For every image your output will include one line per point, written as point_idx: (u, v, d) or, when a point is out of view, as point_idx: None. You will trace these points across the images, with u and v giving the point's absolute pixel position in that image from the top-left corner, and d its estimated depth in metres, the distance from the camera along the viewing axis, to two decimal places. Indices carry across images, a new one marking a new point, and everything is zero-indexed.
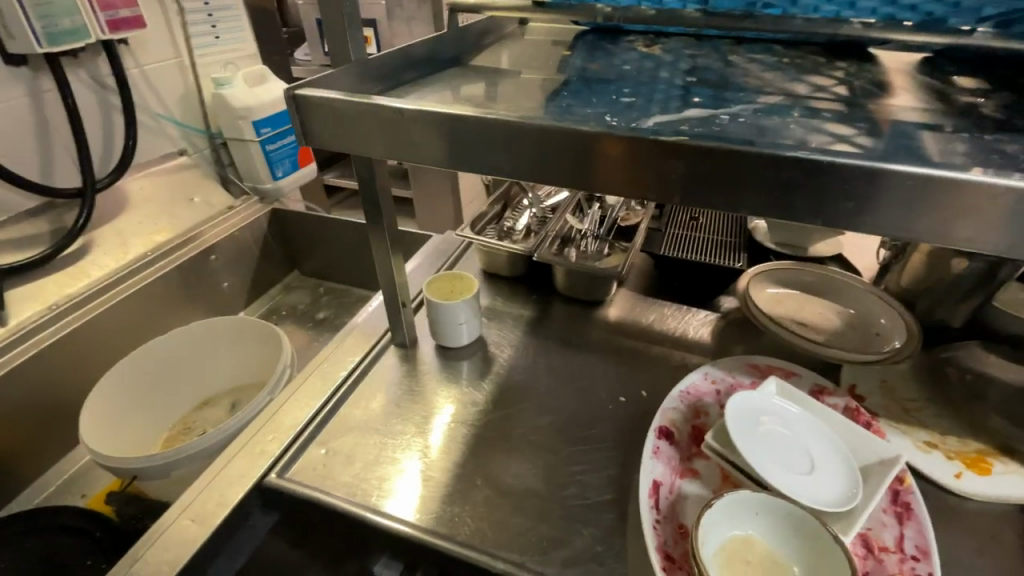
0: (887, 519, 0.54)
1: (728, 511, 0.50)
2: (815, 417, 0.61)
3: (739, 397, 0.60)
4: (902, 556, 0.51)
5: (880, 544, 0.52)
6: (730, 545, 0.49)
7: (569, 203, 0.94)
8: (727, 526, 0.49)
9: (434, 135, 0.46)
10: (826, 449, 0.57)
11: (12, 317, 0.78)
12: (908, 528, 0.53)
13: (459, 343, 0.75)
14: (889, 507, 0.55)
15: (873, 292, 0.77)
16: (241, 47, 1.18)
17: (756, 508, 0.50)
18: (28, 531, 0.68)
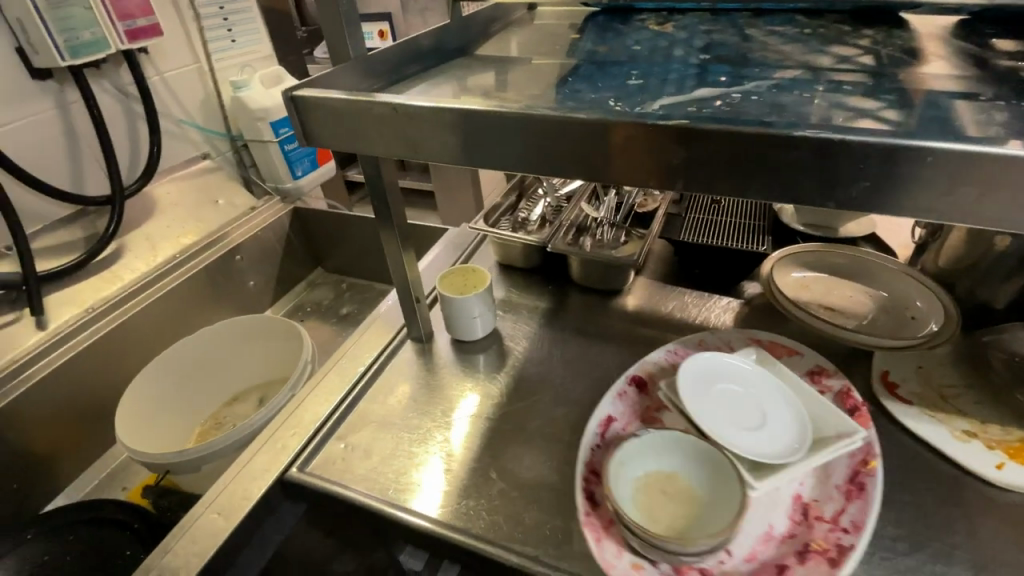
0: (838, 495, 0.53)
1: (658, 443, 0.54)
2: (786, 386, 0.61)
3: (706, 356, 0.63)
4: (833, 527, 0.51)
5: (816, 513, 0.52)
6: (651, 474, 0.53)
7: (584, 191, 0.93)
8: (652, 456, 0.54)
9: (433, 128, 0.45)
10: (784, 417, 0.58)
11: (51, 321, 0.83)
12: (852, 505, 0.52)
13: (475, 336, 0.75)
14: (842, 484, 0.54)
15: (909, 274, 0.73)
16: (257, 49, 1.20)
17: (683, 448, 0.53)
18: (70, 525, 0.72)
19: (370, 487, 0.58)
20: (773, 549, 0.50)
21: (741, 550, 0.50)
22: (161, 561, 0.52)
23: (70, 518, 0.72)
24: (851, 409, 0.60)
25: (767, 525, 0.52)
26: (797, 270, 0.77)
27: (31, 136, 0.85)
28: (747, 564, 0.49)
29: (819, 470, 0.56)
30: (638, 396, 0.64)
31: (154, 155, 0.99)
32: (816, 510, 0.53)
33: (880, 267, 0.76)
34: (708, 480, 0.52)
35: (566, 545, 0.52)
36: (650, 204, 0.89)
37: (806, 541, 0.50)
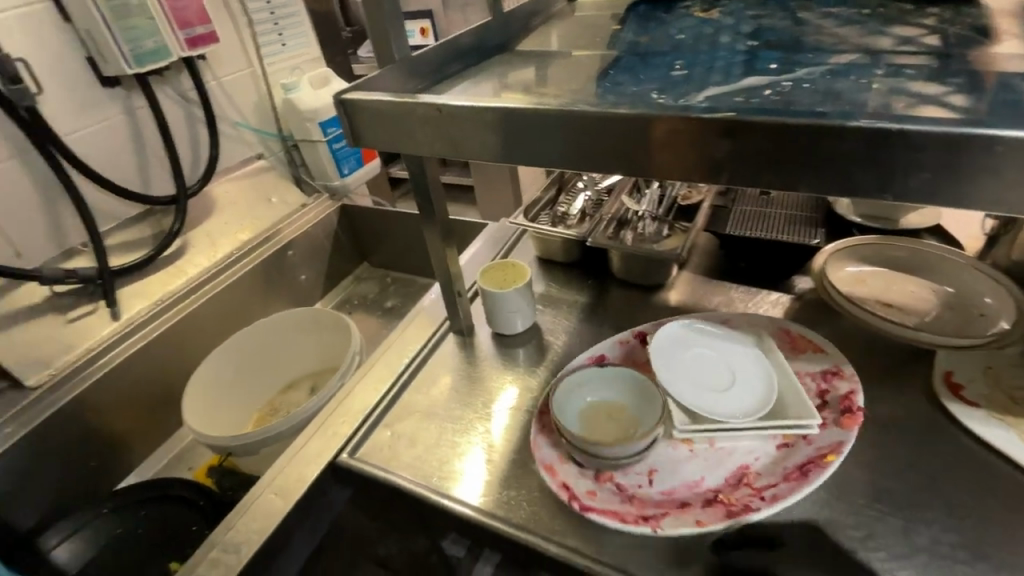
0: (779, 474, 0.54)
1: (620, 379, 0.61)
2: (769, 365, 0.63)
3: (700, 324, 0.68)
4: (753, 493, 0.53)
5: (748, 478, 0.55)
6: (602, 401, 0.61)
7: (625, 184, 0.92)
8: (609, 387, 0.61)
9: (474, 126, 0.46)
10: (751, 390, 0.61)
11: (125, 313, 0.89)
12: (784, 483, 0.53)
13: (515, 330, 0.76)
14: (789, 465, 0.55)
15: (979, 266, 0.69)
16: (306, 52, 1.24)
17: (638, 388, 0.60)
18: (143, 501, 0.78)
19: (415, 474, 0.60)
20: (692, 491, 0.54)
21: (661, 485, 0.55)
22: (224, 536, 0.56)
23: (142, 495, 0.78)
24: (843, 409, 0.58)
25: (697, 473, 0.56)
26: (854, 265, 0.74)
27: (105, 140, 0.92)
28: (657, 496, 0.54)
29: (779, 450, 0.56)
30: (638, 347, 0.69)
31: (213, 156, 1.05)
32: (750, 479, 0.54)
33: (946, 258, 0.71)
34: (644, 415, 0.58)
35: (606, 539, 0.52)
36: (694, 196, 0.87)
37: (722, 496, 0.53)
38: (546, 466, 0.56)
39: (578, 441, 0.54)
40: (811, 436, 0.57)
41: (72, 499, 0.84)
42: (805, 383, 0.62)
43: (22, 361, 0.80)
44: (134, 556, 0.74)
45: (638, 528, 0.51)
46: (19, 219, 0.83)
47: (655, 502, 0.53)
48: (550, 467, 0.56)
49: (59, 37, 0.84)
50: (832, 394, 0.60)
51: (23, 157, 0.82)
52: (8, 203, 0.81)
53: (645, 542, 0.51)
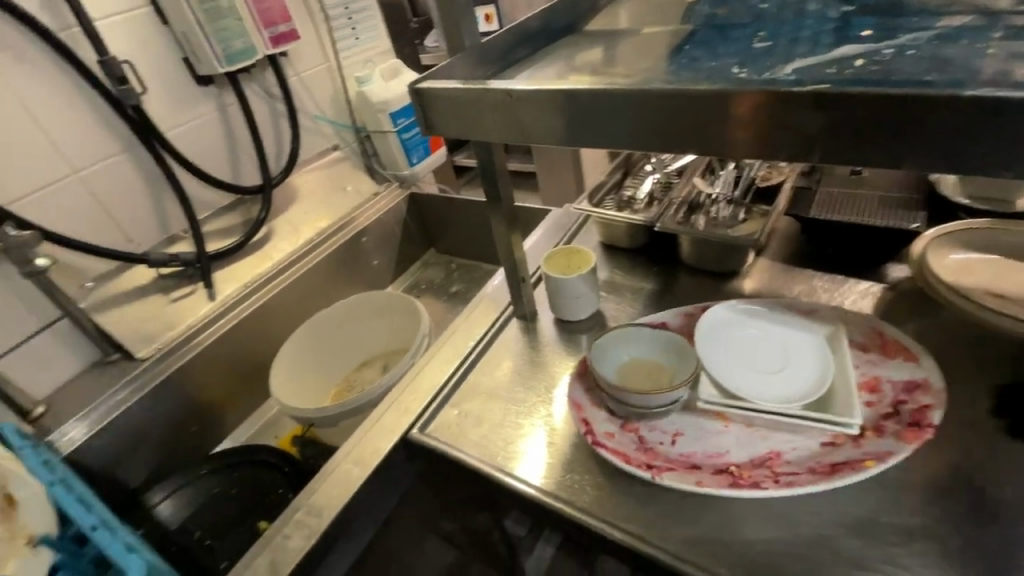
0: (806, 467, 0.51)
1: (663, 341, 0.61)
2: (831, 359, 0.58)
3: (761, 306, 0.65)
4: (771, 475, 0.51)
5: (772, 460, 0.52)
6: (640, 359, 0.62)
7: (697, 166, 0.88)
8: (650, 346, 0.62)
9: (544, 110, 0.46)
10: (799, 381, 0.57)
11: (220, 294, 0.98)
12: (807, 476, 0.50)
13: (579, 316, 0.75)
14: (822, 461, 0.51)
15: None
16: (377, 44, 1.29)
17: (676, 350, 0.60)
18: (237, 464, 0.86)
19: (480, 453, 0.62)
20: (710, 460, 0.54)
21: (682, 448, 0.55)
22: (308, 499, 0.61)
23: (235, 460, 0.86)
24: (911, 422, 0.52)
25: (722, 445, 0.55)
26: (962, 250, 0.66)
27: (203, 136, 1.01)
28: (672, 455, 0.55)
29: (822, 447, 0.52)
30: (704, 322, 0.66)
31: (294, 149, 1.12)
32: (774, 464, 0.52)
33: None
34: (678, 375, 0.58)
35: (673, 529, 0.51)
36: (774, 177, 0.82)
37: (737, 469, 0.52)
38: (574, 404, 0.60)
39: (603, 386, 0.57)
40: (863, 439, 0.52)
41: (178, 459, 0.94)
42: (881, 388, 0.56)
43: (137, 335, 0.90)
44: (231, 512, 0.81)
45: (637, 471, 0.53)
46: (132, 208, 0.93)
47: (666, 458, 0.54)
48: (577, 405, 0.60)
49: (162, 41, 0.92)
50: (908, 405, 0.54)
51: (132, 152, 0.91)
52: (123, 194, 0.91)
53: (715, 534, 0.50)
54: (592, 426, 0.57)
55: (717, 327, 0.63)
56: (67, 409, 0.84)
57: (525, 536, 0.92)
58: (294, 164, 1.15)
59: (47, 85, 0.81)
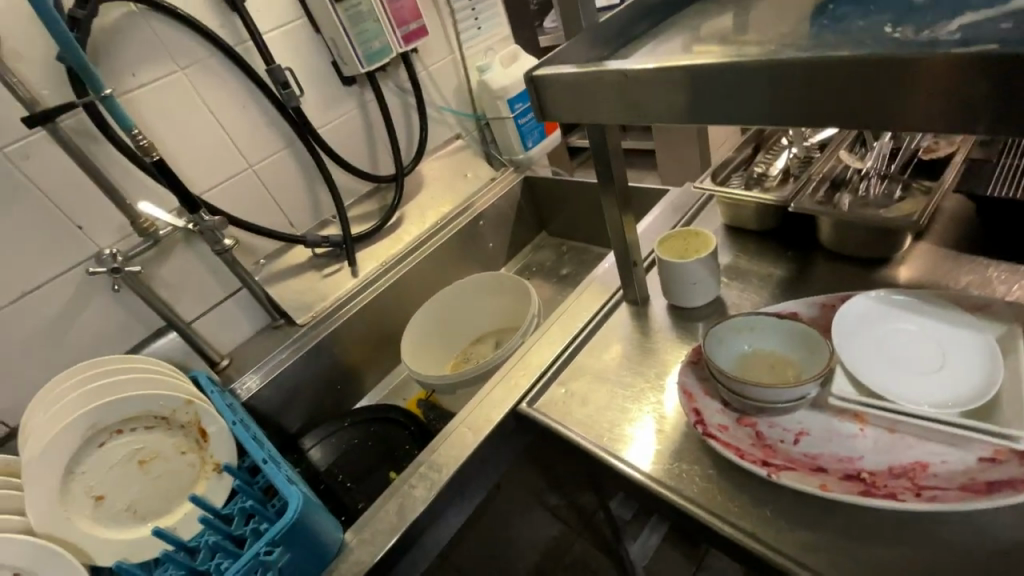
0: (955, 482, 0.44)
1: (787, 331, 0.57)
2: (997, 363, 0.48)
3: (909, 300, 0.57)
4: (911, 487, 0.45)
5: (913, 471, 0.46)
6: (760, 350, 0.58)
7: (845, 137, 0.78)
8: (771, 337, 0.58)
9: (663, 88, 0.45)
10: (950, 387, 0.49)
11: (361, 272, 1.11)
12: (956, 492, 0.43)
13: (695, 303, 0.72)
14: (978, 479, 0.44)
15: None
16: (497, 32, 1.33)
17: (803, 341, 0.56)
18: (372, 419, 0.98)
19: (587, 432, 0.63)
20: (838, 464, 0.49)
21: (806, 448, 0.51)
22: (430, 456, 0.68)
23: (370, 416, 0.99)
24: None
25: (855, 450, 0.50)
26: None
27: (347, 131, 1.13)
28: (794, 454, 0.51)
29: (979, 463, 0.45)
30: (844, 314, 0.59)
31: (422, 139, 1.21)
32: (917, 476, 0.46)
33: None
34: (808, 366, 0.54)
35: (790, 530, 0.48)
36: (942, 148, 0.70)
37: (869, 477, 0.47)
38: (686, 393, 0.58)
39: (721, 377, 0.54)
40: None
41: (325, 413, 1.09)
42: None
43: (295, 305, 1.06)
44: (366, 459, 0.93)
45: (751, 467, 0.50)
46: (292, 196, 1.09)
47: (786, 457, 0.51)
48: (690, 394, 0.58)
49: (315, 48, 1.05)
50: None
51: (291, 148, 1.06)
52: (286, 185, 1.07)
53: (839, 542, 0.46)
54: (704, 417, 0.54)
55: (851, 318, 0.56)
56: (246, 364, 1.02)
57: (629, 520, 0.95)
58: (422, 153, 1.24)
59: (229, 95, 0.97)
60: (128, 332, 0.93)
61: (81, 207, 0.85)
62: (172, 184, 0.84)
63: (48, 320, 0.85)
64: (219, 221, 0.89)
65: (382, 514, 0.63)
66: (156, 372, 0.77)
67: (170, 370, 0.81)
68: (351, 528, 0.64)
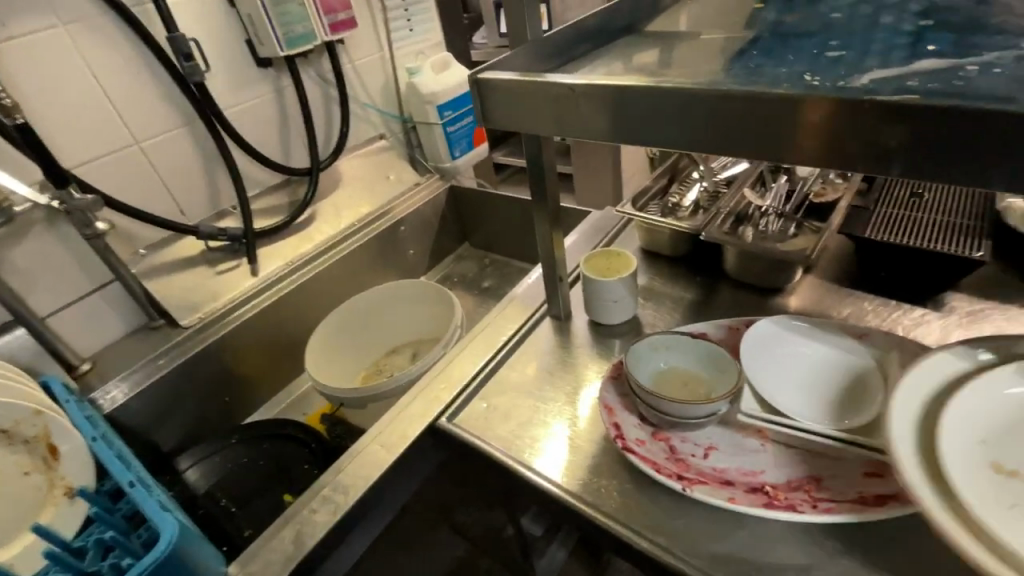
0: (845, 495, 0.49)
1: (698, 350, 0.60)
2: (878, 391, 0.54)
3: (809, 327, 0.62)
4: (808, 500, 0.49)
5: (808, 485, 0.50)
6: (673, 368, 0.61)
7: (748, 177, 0.86)
8: (684, 355, 0.61)
9: (604, 106, 0.45)
10: (838, 409, 0.54)
11: (262, 270, 1.01)
12: (846, 506, 0.48)
13: (614, 321, 0.74)
14: (862, 492, 0.49)
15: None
16: (429, 38, 1.30)
17: (711, 359, 0.59)
18: (265, 436, 0.89)
19: (507, 448, 0.61)
20: (745, 478, 0.52)
21: (715, 462, 0.54)
22: (335, 477, 0.62)
23: (263, 432, 0.89)
24: None
25: (759, 464, 0.53)
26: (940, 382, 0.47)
27: (258, 116, 1.03)
28: (704, 468, 0.53)
29: (863, 476, 0.50)
30: None
31: (343, 135, 1.15)
32: (812, 489, 0.50)
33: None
34: (717, 383, 0.58)
35: (702, 543, 0.49)
36: (829, 194, 0.79)
37: (772, 490, 0.50)
38: (607, 408, 0.58)
39: (641, 392, 0.56)
40: None
41: (209, 427, 0.97)
42: None
43: (181, 304, 0.94)
44: (257, 480, 0.84)
45: (668, 482, 0.51)
46: (187, 181, 0.96)
47: (698, 471, 0.53)
48: (610, 409, 0.58)
49: (228, 22, 0.95)
50: None
51: (190, 127, 0.94)
52: (180, 168, 0.95)
53: (745, 554, 0.48)
54: (623, 431, 0.55)
55: (759, 339, 0.61)
56: (113, 369, 0.87)
57: (538, 537, 0.94)
58: (342, 150, 1.17)
59: (117, 59, 0.84)
60: None
61: None
62: (40, 153, 0.71)
63: None
64: (94, 200, 0.76)
65: (276, 542, 0.56)
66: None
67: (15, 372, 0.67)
68: (236, 560, 0.56)
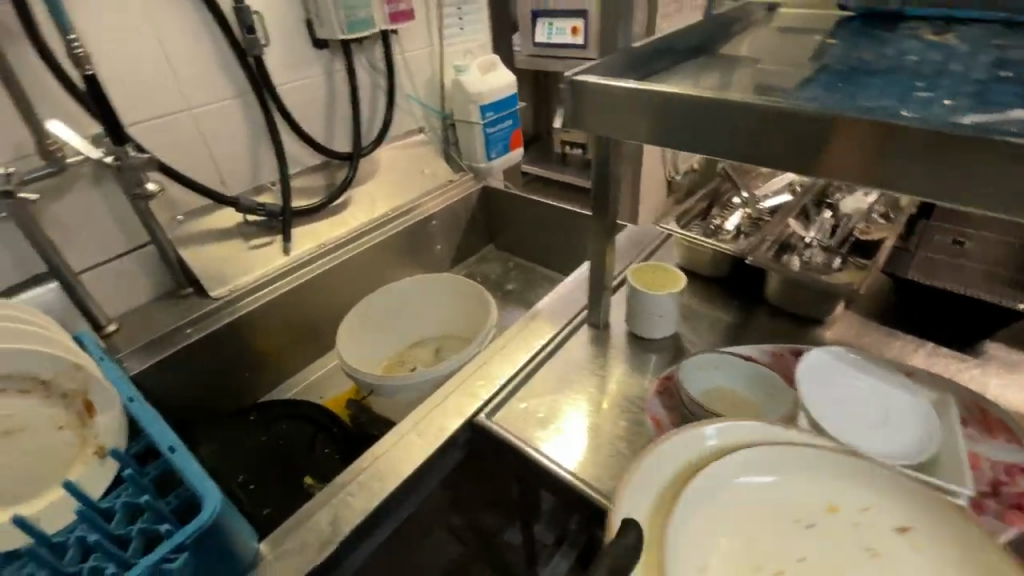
0: None
1: (748, 373, 0.61)
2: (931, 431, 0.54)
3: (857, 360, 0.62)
4: None
5: None
6: (722, 388, 0.61)
7: (792, 208, 0.87)
8: (735, 376, 0.61)
9: (706, 118, 0.46)
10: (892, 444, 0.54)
11: (296, 249, 1.01)
12: None
13: (654, 335, 0.74)
14: None
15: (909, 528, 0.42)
16: (478, 38, 1.31)
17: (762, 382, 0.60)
18: (285, 416, 0.88)
19: (548, 450, 0.61)
20: None
21: None
22: (372, 463, 0.61)
23: (285, 409, 0.88)
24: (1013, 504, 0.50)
25: None
26: (657, 461, 0.44)
27: (307, 96, 1.03)
28: None
29: None
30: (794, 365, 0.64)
31: (387, 124, 1.15)
32: None
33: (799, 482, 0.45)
34: (768, 406, 0.58)
35: None
36: (872, 233, 0.81)
37: None
38: (656, 421, 0.59)
39: (693, 408, 0.56)
40: None
41: (225, 401, 0.95)
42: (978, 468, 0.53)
43: (213, 274, 0.93)
44: (275, 460, 0.83)
45: None
46: (232, 152, 0.96)
47: None
48: (658, 421, 0.59)
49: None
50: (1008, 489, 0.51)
51: (242, 99, 0.94)
52: (228, 138, 0.94)
53: None
54: None
55: (813, 366, 0.60)
56: (139, 333, 0.86)
57: (547, 544, 0.94)
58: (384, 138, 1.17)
59: (181, 22, 0.84)
60: None
61: None
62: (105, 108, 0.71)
63: None
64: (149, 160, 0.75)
65: (312, 523, 0.56)
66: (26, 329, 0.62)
67: (41, 320, 0.67)
68: (268, 537, 0.55)
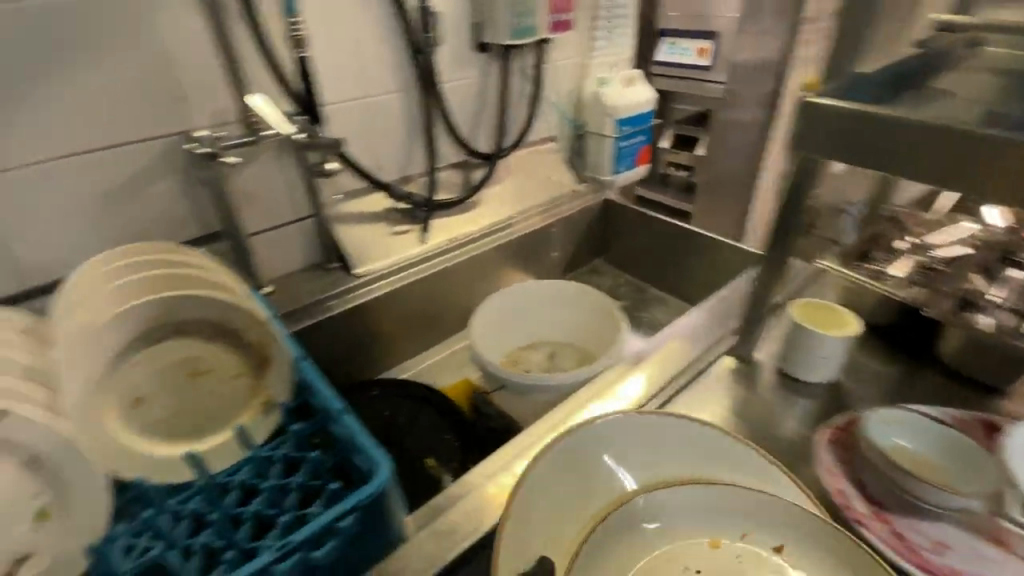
0: None
1: (940, 437, 0.57)
2: None
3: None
4: None
5: None
6: (909, 450, 0.58)
7: (976, 260, 0.77)
8: (923, 438, 0.58)
9: (961, 148, 0.48)
10: None
11: (431, 239, 1.05)
12: None
13: (810, 375, 0.71)
14: None
15: (800, 547, 0.52)
16: (621, 53, 1.32)
17: (954, 450, 0.57)
18: (407, 397, 0.90)
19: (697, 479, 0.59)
20: None
21: (953, 562, 0.51)
22: (513, 460, 0.62)
23: (408, 388, 0.92)
24: None
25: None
26: (568, 487, 0.53)
27: (464, 94, 1.07)
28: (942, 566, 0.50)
29: None
30: (987, 435, 0.59)
31: (528, 127, 1.17)
32: None
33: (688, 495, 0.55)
34: (961, 476, 0.55)
35: None
36: None
37: None
38: (830, 472, 0.57)
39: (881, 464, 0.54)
40: None
41: (348, 374, 1.01)
42: None
43: (357, 253, 0.99)
44: (395, 438, 0.85)
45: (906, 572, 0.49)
46: (391, 141, 1.01)
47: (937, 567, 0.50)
48: (829, 471, 0.58)
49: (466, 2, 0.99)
50: None
51: (409, 94, 0.99)
52: (390, 127, 0.99)
53: None
54: (850, 501, 0.55)
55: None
56: (290, 298, 0.93)
57: None
58: (523, 140, 1.19)
59: (372, 15, 0.89)
60: (182, 228, 0.83)
61: (193, 78, 0.77)
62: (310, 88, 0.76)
63: (109, 187, 0.75)
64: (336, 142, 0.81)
65: (459, 507, 0.57)
66: (202, 275, 0.69)
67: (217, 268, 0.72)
68: (414, 514, 0.57)
